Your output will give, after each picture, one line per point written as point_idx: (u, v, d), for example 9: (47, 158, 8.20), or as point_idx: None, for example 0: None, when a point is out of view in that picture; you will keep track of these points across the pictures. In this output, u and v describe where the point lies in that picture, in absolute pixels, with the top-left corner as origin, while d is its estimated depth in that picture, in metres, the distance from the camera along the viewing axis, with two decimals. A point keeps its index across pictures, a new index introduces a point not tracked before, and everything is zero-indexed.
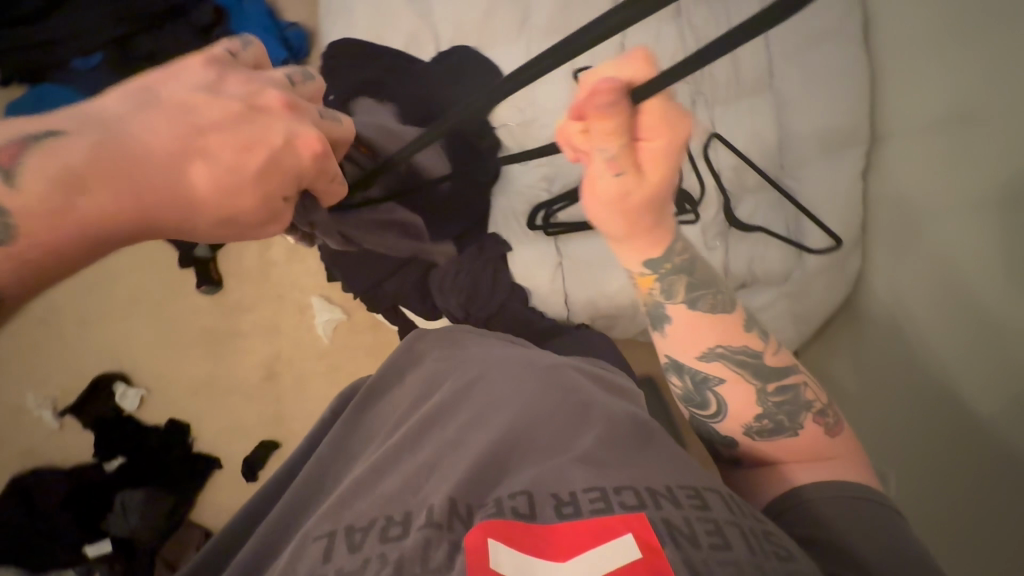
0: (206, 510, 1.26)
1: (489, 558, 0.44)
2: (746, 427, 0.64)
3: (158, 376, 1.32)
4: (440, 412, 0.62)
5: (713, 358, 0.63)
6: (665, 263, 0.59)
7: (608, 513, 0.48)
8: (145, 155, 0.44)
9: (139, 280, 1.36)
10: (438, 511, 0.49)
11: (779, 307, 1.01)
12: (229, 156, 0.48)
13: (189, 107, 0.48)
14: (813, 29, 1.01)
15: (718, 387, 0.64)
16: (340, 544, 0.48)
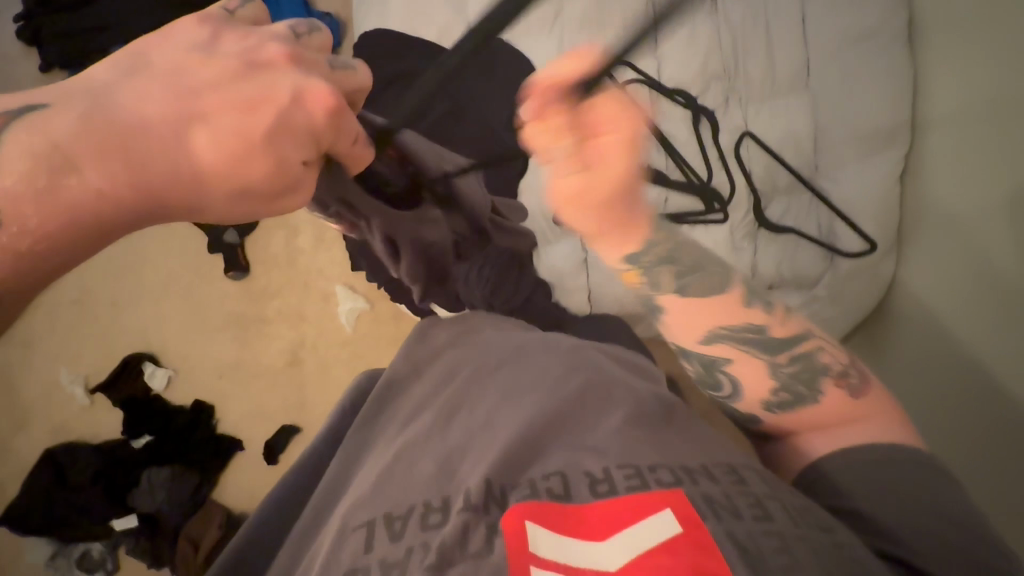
0: (229, 490, 1.29)
1: (529, 542, 0.45)
2: (764, 401, 0.62)
3: (185, 357, 1.36)
4: (466, 395, 0.62)
5: (715, 340, 0.60)
6: (646, 254, 0.56)
7: (644, 489, 0.48)
8: (141, 126, 0.40)
9: (170, 264, 1.39)
10: (474, 494, 0.49)
11: (810, 310, 0.99)
12: (235, 120, 0.42)
13: (184, 70, 0.42)
14: (856, 28, 0.99)
15: (727, 368, 0.61)
16: (381, 532, 0.49)
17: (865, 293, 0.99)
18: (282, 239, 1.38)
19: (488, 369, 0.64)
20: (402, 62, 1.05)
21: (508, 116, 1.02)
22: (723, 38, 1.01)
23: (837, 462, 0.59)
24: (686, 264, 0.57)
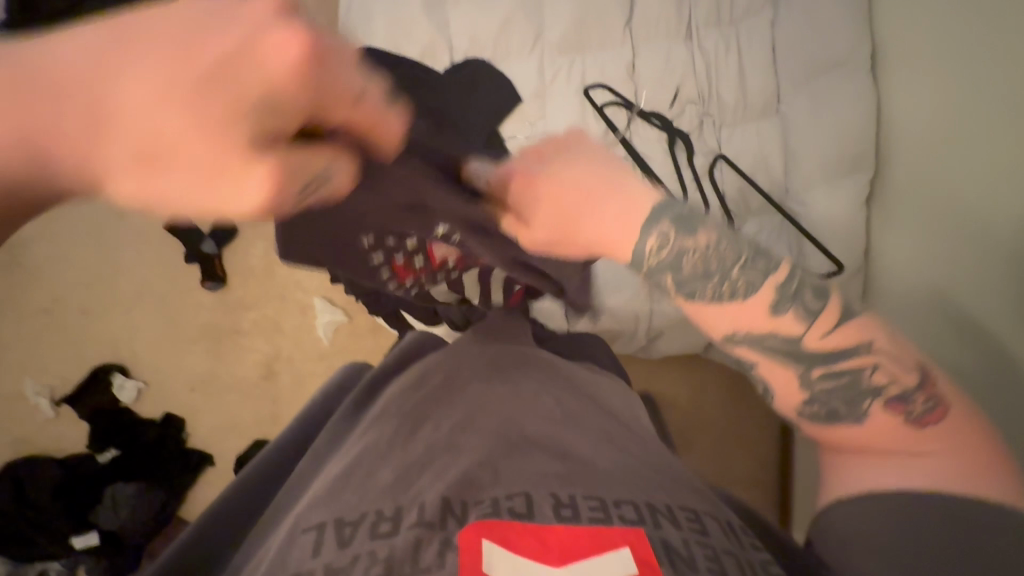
0: (197, 507, 1.26)
1: (482, 562, 0.43)
2: (797, 410, 0.58)
3: (157, 369, 1.33)
4: (442, 411, 0.61)
5: (738, 342, 0.57)
6: (649, 260, 0.58)
7: (606, 522, 0.46)
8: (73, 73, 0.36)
9: (145, 273, 1.37)
10: (429, 510, 0.47)
11: None
12: (188, 74, 0.38)
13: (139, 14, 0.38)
14: (821, 59, 1.00)
15: (752, 368, 0.58)
16: (329, 537, 0.45)
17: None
18: (261, 250, 1.37)
19: (460, 384, 0.65)
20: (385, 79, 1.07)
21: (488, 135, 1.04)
22: (697, 65, 1.05)
23: (847, 508, 0.52)
24: (697, 269, 0.56)
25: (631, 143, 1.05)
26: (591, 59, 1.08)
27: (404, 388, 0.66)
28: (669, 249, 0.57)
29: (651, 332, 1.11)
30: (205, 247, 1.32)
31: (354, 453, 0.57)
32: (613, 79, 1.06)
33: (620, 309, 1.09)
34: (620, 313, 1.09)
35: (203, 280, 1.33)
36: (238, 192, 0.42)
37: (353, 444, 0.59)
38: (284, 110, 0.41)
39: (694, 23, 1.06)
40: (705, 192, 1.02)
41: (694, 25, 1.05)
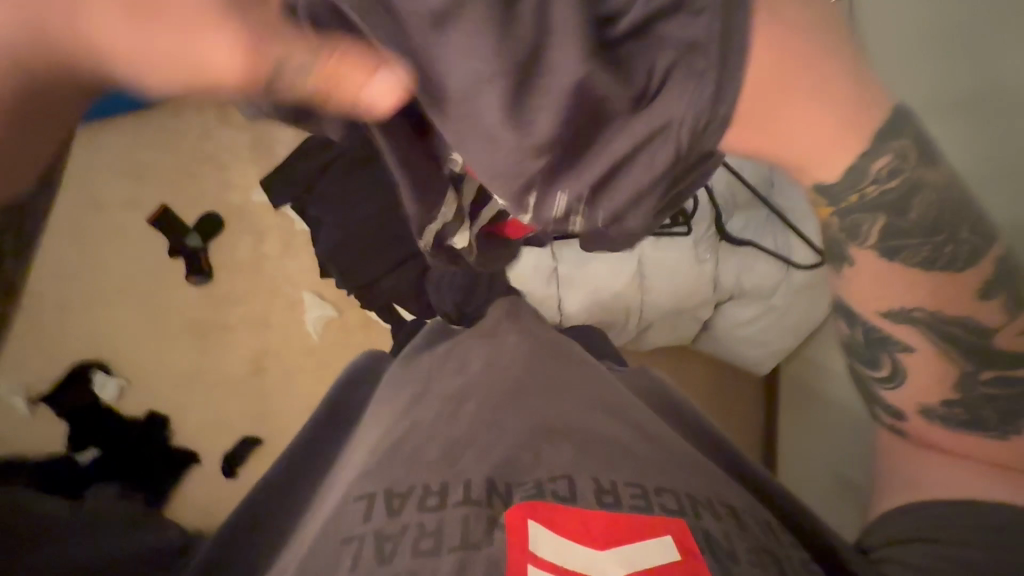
0: (182, 507, 1.22)
1: (528, 540, 0.44)
2: (927, 407, 0.58)
3: (140, 367, 1.29)
4: (478, 394, 0.61)
5: (901, 318, 0.53)
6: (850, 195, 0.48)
7: (647, 512, 0.47)
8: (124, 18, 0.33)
9: (126, 268, 1.33)
10: (475, 490, 0.49)
11: (767, 319, 1.09)
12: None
13: None
14: None
15: (904, 354, 0.55)
16: (379, 504, 0.48)
17: (817, 304, 1.06)
18: (248, 244, 1.35)
19: (497, 366, 0.65)
20: None
21: None
22: None
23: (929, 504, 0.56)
24: (924, 218, 0.49)
25: None
26: None
27: (438, 370, 0.66)
28: (901, 175, 0.47)
29: (641, 324, 1.13)
30: (190, 240, 1.33)
31: (395, 430, 0.58)
32: None
33: (613, 301, 1.10)
34: (612, 304, 1.10)
35: (190, 273, 1.32)
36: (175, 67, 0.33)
37: (393, 421, 0.60)
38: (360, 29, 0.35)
39: None
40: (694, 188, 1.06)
41: None
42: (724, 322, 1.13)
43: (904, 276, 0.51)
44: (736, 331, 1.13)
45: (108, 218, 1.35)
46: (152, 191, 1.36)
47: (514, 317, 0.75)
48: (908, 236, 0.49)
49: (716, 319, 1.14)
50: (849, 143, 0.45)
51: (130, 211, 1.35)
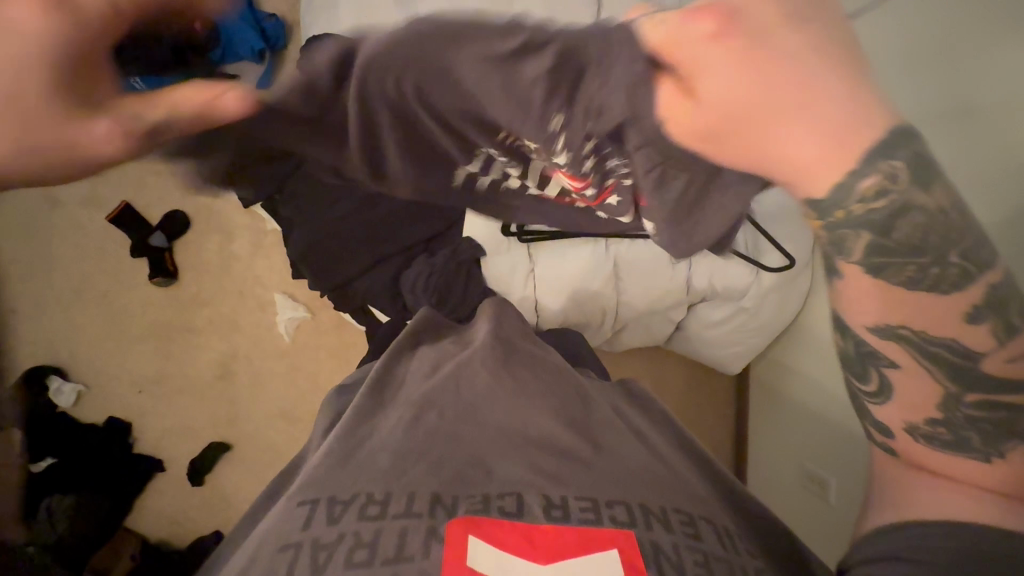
0: (147, 517, 1.20)
1: (467, 555, 0.43)
2: (910, 424, 0.51)
3: (100, 372, 1.25)
4: (440, 400, 0.60)
5: (885, 333, 0.47)
6: (839, 208, 0.43)
7: (597, 525, 0.47)
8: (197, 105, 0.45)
9: (83, 269, 1.27)
10: (419, 501, 0.48)
11: (737, 319, 1.11)
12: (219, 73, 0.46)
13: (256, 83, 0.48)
14: None
15: (888, 369, 0.49)
16: (321, 512, 0.46)
17: (783, 305, 1.09)
18: (215, 244, 1.30)
19: (461, 375, 0.63)
20: None
21: None
22: None
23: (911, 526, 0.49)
24: (912, 235, 0.43)
25: None
26: None
27: (401, 380, 0.65)
28: (891, 196, 0.42)
29: (616, 324, 1.15)
30: (153, 240, 1.27)
31: (347, 433, 0.56)
32: None
33: (588, 303, 1.11)
34: (586, 305, 1.11)
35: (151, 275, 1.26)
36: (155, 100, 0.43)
37: (348, 421, 0.57)
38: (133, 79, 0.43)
39: None
40: None
41: None
42: (696, 322, 1.15)
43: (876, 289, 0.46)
44: (705, 333, 1.16)
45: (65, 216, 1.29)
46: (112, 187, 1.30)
47: (495, 322, 0.73)
48: (895, 256, 0.43)
49: (688, 319, 1.16)
50: (833, 162, 0.41)
51: (89, 208, 1.29)
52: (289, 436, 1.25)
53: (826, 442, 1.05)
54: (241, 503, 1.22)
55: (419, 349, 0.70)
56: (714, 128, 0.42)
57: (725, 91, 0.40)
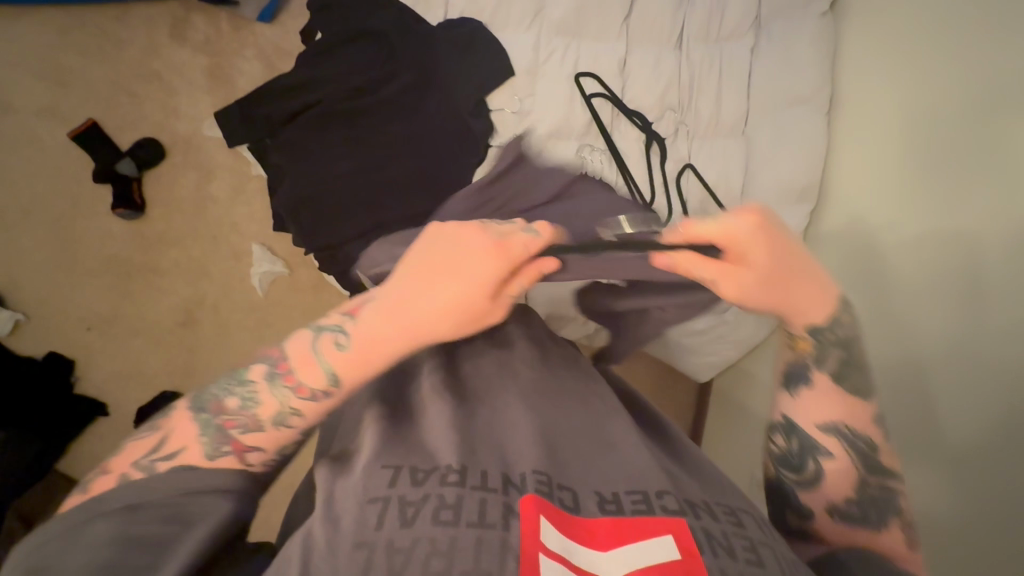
0: (83, 461, 1.13)
1: (540, 533, 0.46)
2: (832, 505, 0.61)
3: (44, 301, 1.15)
4: (490, 384, 0.62)
5: (833, 431, 0.62)
6: (830, 331, 0.62)
7: (650, 515, 0.50)
8: (460, 321, 0.53)
9: (35, 188, 1.15)
10: (492, 478, 0.50)
11: (716, 329, 1.16)
12: (439, 285, 0.53)
13: (462, 279, 0.52)
14: (794, 93, 1.10)
15: (823, 458, 0.62)
16: (404, 476, 0.49)
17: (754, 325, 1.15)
18: (192, 181, 1.18)
19: (516, 361, 0.66)
20: (373, 25, 1.02)
21: (476, 104, 1.04)
22: (682, 75, 1.10)
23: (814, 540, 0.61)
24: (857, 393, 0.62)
25: (612, 137, 1.10)
26: (585, 47, 1.09)
27: (455, 356, 0.66)
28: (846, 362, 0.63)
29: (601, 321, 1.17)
30: (121, 166, 1.14)
31: (424, 415, 0.58)
32: (604, 71, 1.08)
33: None
34: None
35: (115, 206, 1.14)
36: (429, 295, 0.53)
37: (420, 402, 0.60)
38: (381, 356, 0.54)
39: (685, 36, 1.11)
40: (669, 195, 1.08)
41: (685, 36, 1.11)
42: (676, 329, 1.19)
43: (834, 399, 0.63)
44: (681, 340, 1.20)
45: (16, 126, 1.15)
46: (78, 102, 1.17)
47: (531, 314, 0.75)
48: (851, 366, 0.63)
49: (668, 326, 1.20)
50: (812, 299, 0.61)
51: (50, 122, 1.16)
52: None
53: None
54: None
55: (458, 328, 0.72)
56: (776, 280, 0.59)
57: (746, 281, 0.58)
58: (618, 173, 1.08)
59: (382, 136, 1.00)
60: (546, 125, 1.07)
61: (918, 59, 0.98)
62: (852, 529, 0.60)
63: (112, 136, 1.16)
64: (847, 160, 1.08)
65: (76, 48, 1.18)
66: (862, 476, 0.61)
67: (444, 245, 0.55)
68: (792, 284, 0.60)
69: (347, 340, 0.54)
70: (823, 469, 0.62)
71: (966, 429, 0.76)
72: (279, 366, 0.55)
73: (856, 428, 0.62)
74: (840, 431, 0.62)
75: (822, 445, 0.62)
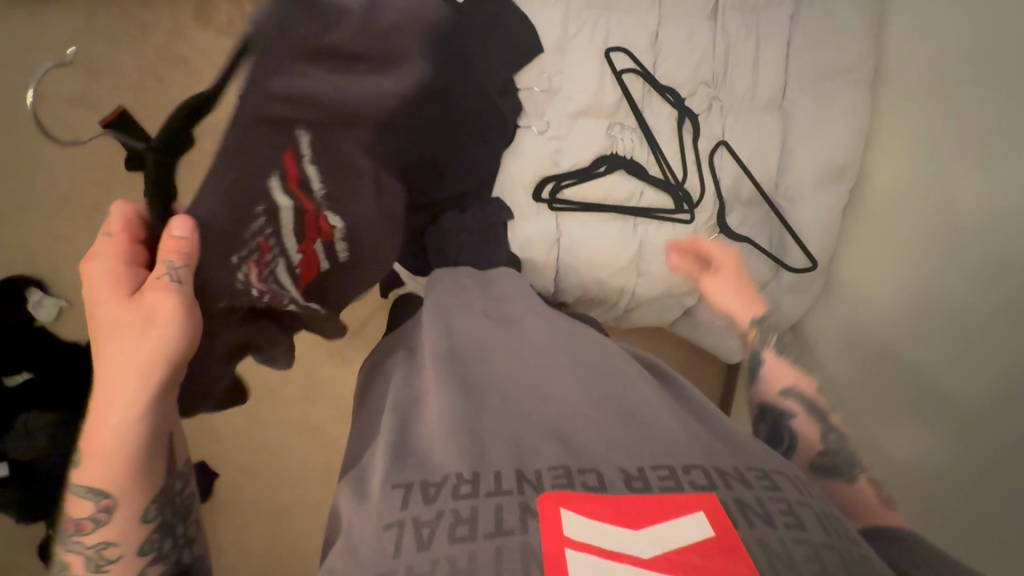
0: None
1: (562, 525, 0.49)
2: (812, 462, 0.77)
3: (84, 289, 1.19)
4: (495, 382, 0.64)
5: (788, 396, 0.84)
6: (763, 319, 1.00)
7: (678, 491, 0.52)
8: (112, 333, 0.66)
9: (70, 178, 1.17)
10: (506, 480, 0.53)
11: (749, 312, 1.14)
12: (126, 334, 0.65)
13: (121, 290, 0.67)
14: (833, 63, 1.05)
15: (793, 422, 0.81)
16: (416, 494, 0.53)
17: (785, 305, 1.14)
18: None
19: (518, 356, 0.68)
20: None
21: (503, 84, 1.02)
22: (717, 48, 1.06)
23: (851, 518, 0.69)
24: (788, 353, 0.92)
25: (643, 114, 1.07)
26: (616, 20, 1.06)
27: (461, 353, 0.68)
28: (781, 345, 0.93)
29: (630, 303, 1.16)
30: None
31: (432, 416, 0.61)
32: (635, 45, 1.05)
33: (611, 279, 1.11)
34: (609, 283, 1.11)
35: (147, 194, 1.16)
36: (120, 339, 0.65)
37: (430, 403, 0.62)
38: (154, 392, 0.67)
39: (720, 4, 1.06)
40: (702, 174, 1.08)
41: (720, 5, 1.06)
42: (707, 310, 1.18)
43: (790, 373, 0.88)
44: (711, 319, 1.19)
45: (47, 115, 1.16)
46: (107, 90, 1.18)
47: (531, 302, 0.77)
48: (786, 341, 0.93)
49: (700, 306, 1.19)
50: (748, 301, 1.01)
51: (80, 111, 1.17)
52: (287, 376, 1.24)
53: None
54: (230, 437, 1.21)
55: (463, 318, 0.73)
56: (722, 285, 1.04)
57: (720, 286, 1.03)
58: (649, 153, 1.08)
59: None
60: (575, 103, 1.05)
61: (953, 38, 0.95)
62: (830, 481, 0.74)
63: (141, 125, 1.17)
64: (891, 143, 1.06)
65: (102, 36, 1.18)
66: (823, 432, 0.79)
67: (105, 284, 0.67)
68: (742, 291, 1.02)
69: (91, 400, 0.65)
70: (796, 428, 0.80)
71: (969, 400, 0.83)
72: (71, 533, 0.67)
73: (809, 393, 0.85)
74: (795, 397, 0.84)
75: (784, 411, 0.83)
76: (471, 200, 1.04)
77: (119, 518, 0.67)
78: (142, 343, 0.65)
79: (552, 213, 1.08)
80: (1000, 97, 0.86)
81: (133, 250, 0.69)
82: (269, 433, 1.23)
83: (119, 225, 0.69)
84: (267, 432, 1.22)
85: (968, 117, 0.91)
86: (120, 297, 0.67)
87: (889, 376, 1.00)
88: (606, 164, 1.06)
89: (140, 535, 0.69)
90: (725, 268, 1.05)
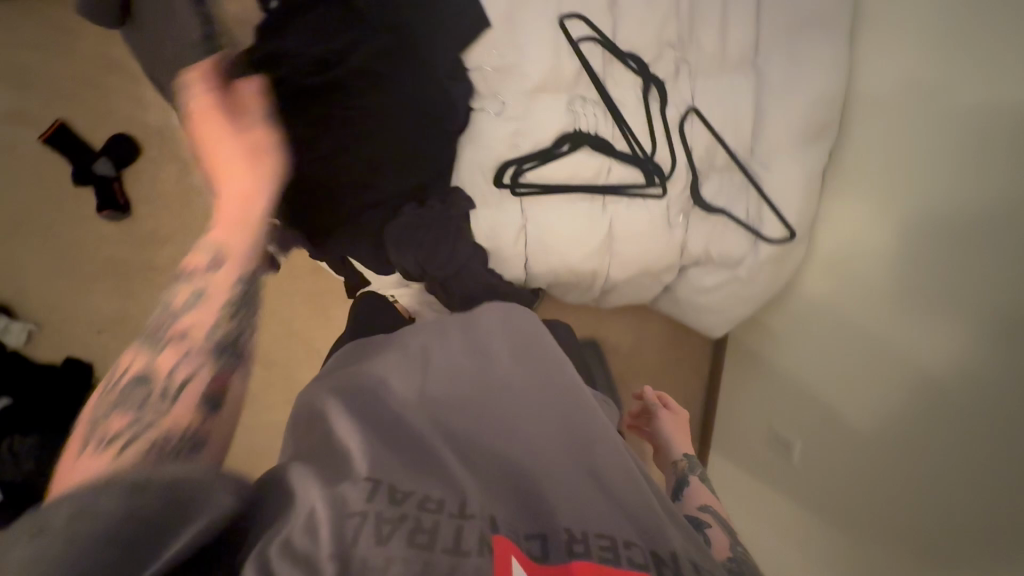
0: None
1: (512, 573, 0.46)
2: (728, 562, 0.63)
3: (50, 310, 1.16)
4: (468, 411, 0.62)
5: (703, 509, 0.75)
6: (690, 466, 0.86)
7: (615, 564, 0.49)
8: (229, 148, 0.77)
9: (20, 197, 1.13)
10: (467, 508, 0.51)
11: (730, 286, 1.09)
12: (255, 161, 0.79)
13: (229, 121, 0.78)
14: (806, 14, 0.98)
15: (707, 528, 0.70)
16: (383, 493, 0.49)
17: (769, 277, 1.07)
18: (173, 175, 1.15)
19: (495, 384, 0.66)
20: None
21: (450, 65, 0.95)
22: (680, 7, 0.99)
23: None
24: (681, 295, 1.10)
25: (605, 85, 1.00)
26: None
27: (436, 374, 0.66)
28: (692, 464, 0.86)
29: (606, 285, 1.12)
30: (97, 167, 1.10)
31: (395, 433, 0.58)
32: (592, 10, 0.98)
33: (583, 263, 1.06)
34: (581, 267, 1.06)
35: (98, 208, 1.12)
36: (245, 179, 0.77)
37: (401, 407, 0.60)
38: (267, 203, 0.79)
39: None
40: (672, 145, 1.01)
41: None
42: (687, 286, 1.13)
43: (707, 495, 0.78)
44: (693, 296, 1.14)
45: None
46: (43, 101, 1.12)
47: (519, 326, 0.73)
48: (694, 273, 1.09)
49: (679, 283, 1.14)
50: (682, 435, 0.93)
51: (19, 126, 1.12)
52: (266, 382, 1.22)
53: (806, 411, 1.10)
54: None
55: (437, 337, 0.70)
56: (671, 415, 0.97)
57: (667, 428, 0.95)
58: (614, 127, 1.01)
59: (346, 115, 0.91)
60: (531, 79, 0.98)
61: None
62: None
63: (83, 136, 1.11)
64: (867, 93, 0.99)
65: (31, 43, 1.11)
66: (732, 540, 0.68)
67: (215, 120, 0.76)
68: (684, 435, 0.93)
69: (206, 259, 0.69)
70: (712, 536, 0.69)
71: (967, 393, 0.79)
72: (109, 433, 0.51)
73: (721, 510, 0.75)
74: (708, 509, 0.75)
75: (705, 523, 0.72)
76: (429, 191, 0.98)
77: (204, 321, 0.63)
78: (255, 168, 0.79)
79: (516, 198, 1.02)
80: (987, 43, 0.80)
81: (202, 103, 0.76)
82: (255, 439, 1.22)
83: (190, 94, 0.76)
84: (252, 438, 1.22)
85: (953, 76, 0.84)
86: (213, 111, 0.77)
87: (872, 354, 0.96)
88: (569, 142, 1.00)
89: (188, 359, 0.60)
90: (676, 415, 0.97)
